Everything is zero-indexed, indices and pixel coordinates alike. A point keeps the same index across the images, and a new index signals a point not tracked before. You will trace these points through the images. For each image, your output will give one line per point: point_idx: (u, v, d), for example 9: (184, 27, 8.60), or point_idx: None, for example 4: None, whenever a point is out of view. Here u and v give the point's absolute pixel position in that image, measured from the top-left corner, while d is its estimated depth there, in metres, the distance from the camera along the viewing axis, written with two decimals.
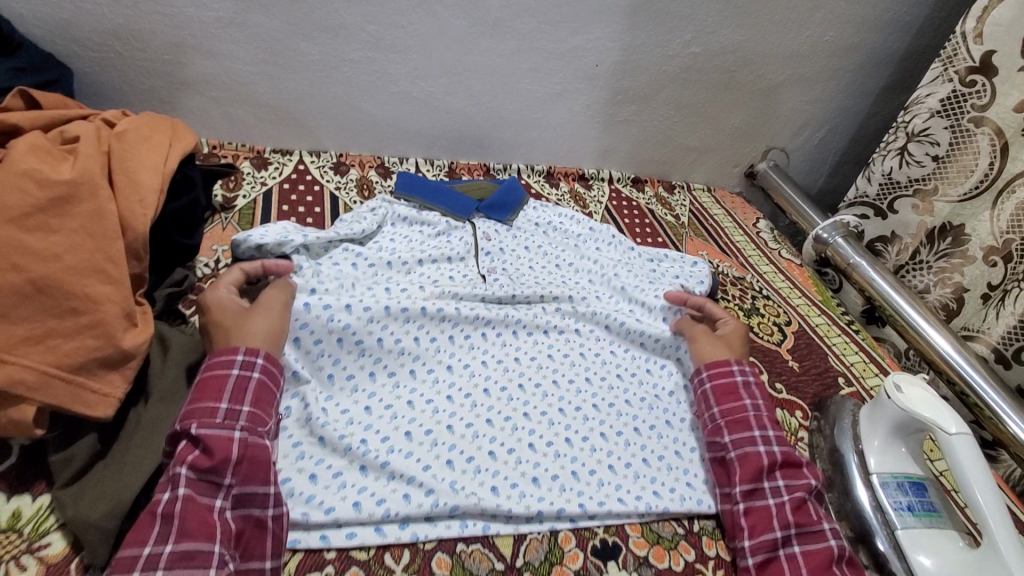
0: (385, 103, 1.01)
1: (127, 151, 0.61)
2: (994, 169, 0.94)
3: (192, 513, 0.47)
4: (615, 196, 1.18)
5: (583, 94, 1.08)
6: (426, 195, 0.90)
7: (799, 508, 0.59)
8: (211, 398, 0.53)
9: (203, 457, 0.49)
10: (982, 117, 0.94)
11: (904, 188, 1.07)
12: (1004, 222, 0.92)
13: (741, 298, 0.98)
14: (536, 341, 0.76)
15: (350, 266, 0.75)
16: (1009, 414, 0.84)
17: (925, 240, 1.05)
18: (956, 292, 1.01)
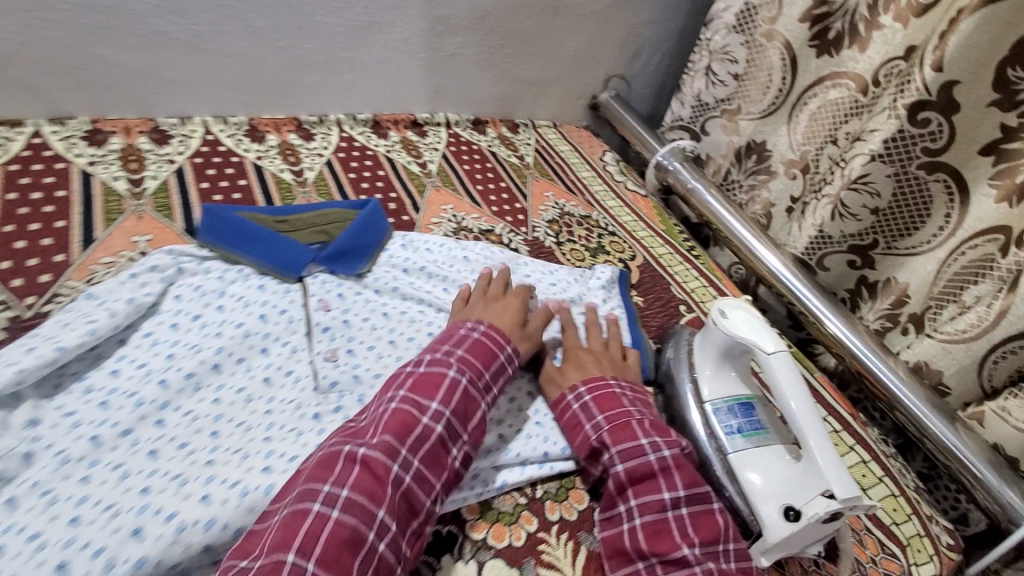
0: (139, 49, 0.80)
1: None
2: (786, 84, 0.98)
3: (439, 446, 0.52)
4: (454, 141, 1.08)
5: (395, 26, 0.94)
6: (237, 242, 0.69)
7: (659, 534, 0.53)
8: (484, 359, 0.59)
9: (465, 406, 0.55)
10: (772, 31, 0.97)
11: (713, 109, 1.10)
12: (800, 136, 0.97)
13: (586, 237, 0.95)
14: (369, 328, 0.67)
15: (101, 377, 0.54)
16: (829, 320, 0.89)
17: (734, 160, 1.09)
18: (765, 209, 1.05)
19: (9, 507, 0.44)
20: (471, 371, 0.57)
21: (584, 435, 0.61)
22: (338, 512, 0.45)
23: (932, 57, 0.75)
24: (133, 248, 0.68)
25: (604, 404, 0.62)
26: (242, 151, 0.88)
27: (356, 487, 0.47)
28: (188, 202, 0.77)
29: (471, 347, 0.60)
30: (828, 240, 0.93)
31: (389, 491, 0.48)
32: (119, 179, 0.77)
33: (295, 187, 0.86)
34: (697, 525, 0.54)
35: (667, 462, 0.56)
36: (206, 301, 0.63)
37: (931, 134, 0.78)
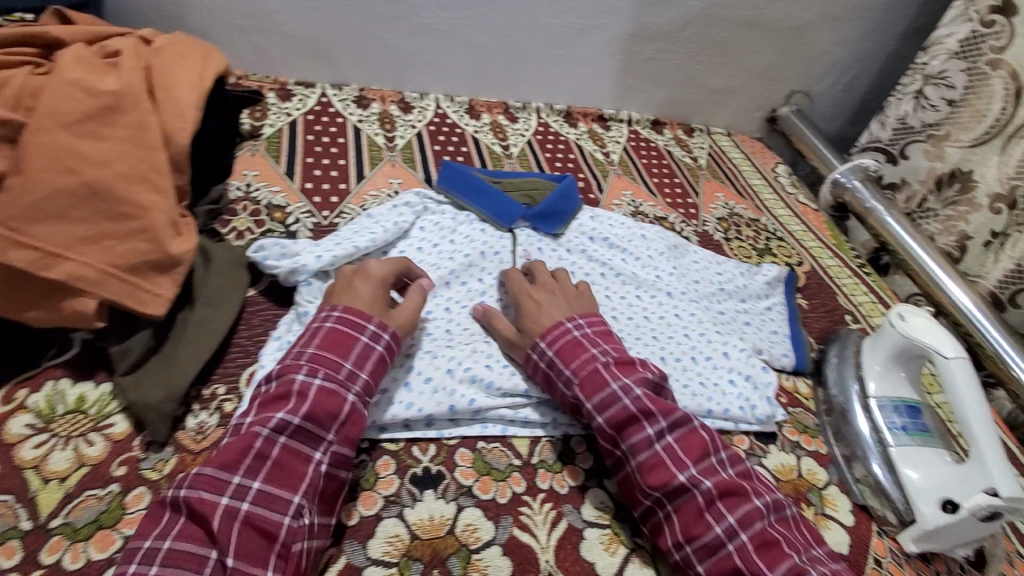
0: (407, 34, 1.00)
1: (164, 66, 0.69)
2: (1008, 112, 0.95)
3: (282, 459, 0.49)
4: (634, 138, 1.17)
5: (607, 29, 1.06)
6: (467, 193, 0.85)
7: (655, 467, 0.54)
8: (336, 353, 0.54)
9: (326, 409, 0.51)
10: (999, 59, 0.96)
11: (918, 133, 1.07)
12: (1013, 167, 0.93)
13: (755, 238, 1.00)
14: (562, 280, 0.80)
15: None
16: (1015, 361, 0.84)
17: (933, 187, 1.06)
18: (960, 240, 1.01)
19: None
20: (319, 368, 0.52)
21: (562, 394, 0.60)
22: (157, 566, 0.42)
23: None
24: (390, 188, 0.87)
25: (565, 355, 0.60)
26: (463, 125, 1.05)
27: (180, 533, 0.44)
28: (426, 160, 0.95)
29: (324, 341, 0.54)
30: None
31: (220, 526, 0.45)
32: (379, 135, 0.97)
33: (503, 157, 1.01)
34: (685, 447, 0.55)
35: (642, 401, 0.56)
36: (442, 235, 0.80)
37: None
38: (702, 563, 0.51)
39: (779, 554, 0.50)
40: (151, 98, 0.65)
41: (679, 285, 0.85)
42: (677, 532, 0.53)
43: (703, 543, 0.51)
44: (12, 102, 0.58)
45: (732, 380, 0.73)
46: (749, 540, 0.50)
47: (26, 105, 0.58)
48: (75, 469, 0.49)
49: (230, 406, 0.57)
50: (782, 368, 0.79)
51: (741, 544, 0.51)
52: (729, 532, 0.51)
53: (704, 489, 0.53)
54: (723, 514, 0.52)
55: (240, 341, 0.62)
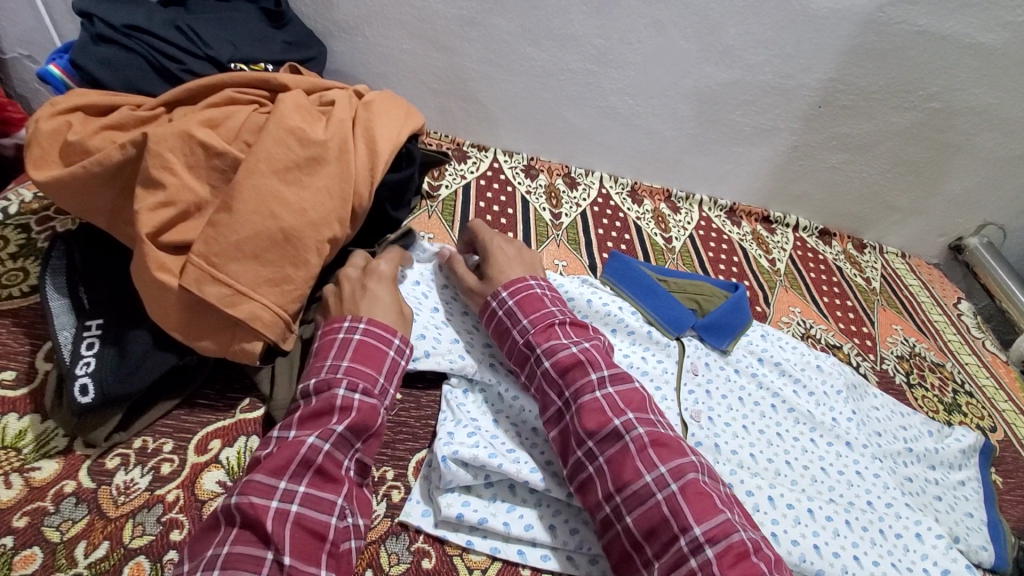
0: (589, 115, 1.00)
1: (371, 120, 0.64)
2: None
3: (325, 464, 0.48)
4: (800, 245, 1.09)
5: (794, 134, 1.01)
6: (636, 290, 0.81)
7: (591, 411, 0.55)
8: (371, 365, 0.54)
9: (363, 416, 0.51)
10: None
11: None
12: None
13: (940, 388, 0.88)
14: (730, 407, 0.74)
15: None
16: None
17: None
18: None
19: (494, 427, 0.60)
20: (367, 375, 0.53)
21: (513, 340, 0.62)
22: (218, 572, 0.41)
23: None
24: (555, 270, 0.85)
25: (525, 307, 0.62)
26: (626, 210, 1.03)
27: (240, 538, 0.43)
28: (591, 245, 0.92)
29: (361, 350, 0.54)
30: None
31: (275, 528, 0.44)
32: (546, 210, 0.96)
33: (666, 251, 0.97)
34: (624, 399, 0.56)
35: (589, 351, 0.59)
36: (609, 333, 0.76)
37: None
38: (630, 514, 0.50)
39: (710, 506, 0.49)
40: (357, 150, 0.61)
41: (857, 435, 0.75)
42: (609, 482, 0.52)
43: (634, 491, 0.51)
44: (232, 136, 0.57)
45: (927, 569, 0.63)
46: (679, 489, 0.50)
47: (243, 140, 0.57)
48: None
49: (397, 495, 0.55)
50: (982, 564, 0.67)
51: (671, 495, 0.50)
52: (660, 482, 0.50)
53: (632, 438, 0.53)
54: (653, 460, 0.51)
55: (410, 422, 0.61)
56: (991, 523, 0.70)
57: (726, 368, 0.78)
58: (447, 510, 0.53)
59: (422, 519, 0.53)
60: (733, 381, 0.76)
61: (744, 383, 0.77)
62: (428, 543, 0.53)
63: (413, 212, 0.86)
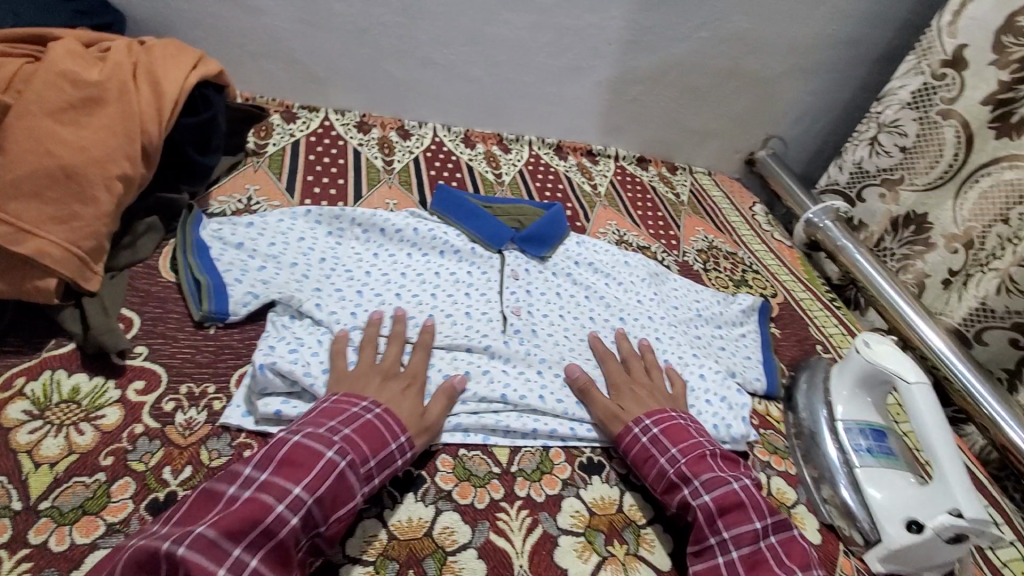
0: (409, 68, 1.07)
1: (155, 66, 0.66)
2: (958, 160, 1.01)
3: (343, 497, 0.51)
4: (620, 172, 1.23)
5: (596, 71, 1.13)
6: (459, 216, 0.89)
7: (696, 454, 0.62)
8: (417, 424, 0.59)
9: (384, 462, 0.55)
10: (950, 110, 1.01)
11: (873, 177, 1.14)
12: (966, 212, 1.00)
13: (731, 270, 1.05)
14: (549, 301, 0.83)
15: (371, 296, 0.74)
16: (987, 400, 0.84)
17: (890, 228, 1.13)
18: (918, 279, 1.08)
19: (318, 342, 0.65)
20: (354, 454, 0.52)
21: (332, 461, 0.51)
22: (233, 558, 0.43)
23: None
24: (385, 207, 0.91)
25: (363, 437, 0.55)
26: (459, 153, 1.11)
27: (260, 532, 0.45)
28: (423, 184, 0.99)
29: (360, 428, 0.55)
30: (988, 314, 0.94)
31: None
32: (378, 158, 1.02)
33: (495, 185, 1.06)
34: (681, 432, 0.65)
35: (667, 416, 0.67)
36: (437, 251, 0.83)
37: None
38: (728, 531, 0.57)
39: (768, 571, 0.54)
40: (140, 93, 0.64)
41: (655, 310, 0.88)
42: (711, 507, 0.58)
43: (741, 528, 0.57)
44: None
45: (706, 401, 0.76)
46: (778, 540, 0.57)
47: (13, 88, 0.57)
48: (65, 456, 0.52)
49: (219, 404, 0.59)
50: (755, 392, 0.81)
51: (732, 560, 0.56)
52: (727, 548, 0.56)
53: (740, 486, 0.60)
54: (720, 528, 0.57)
55: (233, 344, 0.65)
56: (765, 363, 0.85)
57: (546, 272, 0.88)
58: (264, 408, 0.57)
59: (243, 419, 0.58)
60: (551, 281, 0.87)
61: (562, 284, 0.87)
62: (251, 438, 0.57)
63: (238, 168, 0.89)
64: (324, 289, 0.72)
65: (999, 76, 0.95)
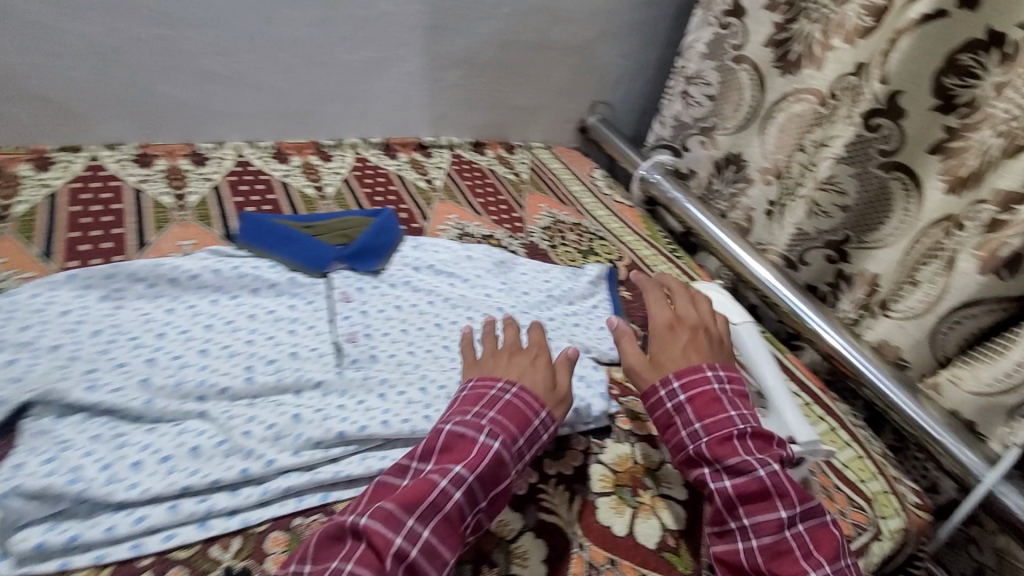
0: (188, 85, 0.94)
1: None
2: (756, 100, 1.07)
3: (415, 567, 0.48)
4: (456, 161, 1.19)
5: (406, 61, 1.07)
6: (271, 244, 0.79)
7: (717, 427, 0.60)
8: (476, 461, 0.54)
9: (449, 523, 0.50)
10: (740, 55, 1.08)
11: (692, 128, 1.19)
12: (771, 147, 1.05)
13: (577, 242, 1.06)
14: (388, 317, 0.76)
15: (165, 360, 0.63)
16: (809, 317, 0.92)
17: (715, 172, 1.17)
18: (746, 214, 1.12)
19: (93, 440, 0.54)
20: (503, 434, 0.56)
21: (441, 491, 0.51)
22: None
23: (878, 72, 0.82)
24: (179, 251, 0.79)
25: (409, 501, 0.50)
26: (270, 171, 0.99)
27: None
28: (228, 212, 0.88)
29: (504, 410, 0.58)
30: (806, 237, 0.96)
31: (392, 566, 0.47)
32: (166, 194, 0.88)
33: (317, 200, 0.96)
34: (705, 402, 0.62)
35: (731, 389, 0.63)
36: (248, 290, 0.73)
37: (884, 136, 0.84)
38: (749, 518, 0.56)
39: (792, 565, 0.53)
40: None
41: (502, 300, 0.85)
42: (732, 491, 0.57)
43: (764, 518, 0.55)
44: None
45: None
46: (805, 529, 0.55)
47: None
48: None
49: None
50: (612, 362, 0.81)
51: (751, 548, 0.55)
52: (747, 536, 0.56)
53: (766, 472, 0.57)
54: (741, 515, 0.56)
55: None
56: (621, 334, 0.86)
57: (382, 286, 0.81)
58: (20, 545, 0.48)
59: None
60: (387, 292, 0.80)
61: (402, 295, 0.81)
62: None
63: None
64: (100, 366, 0.60)
65: (772, 19, 1.02)
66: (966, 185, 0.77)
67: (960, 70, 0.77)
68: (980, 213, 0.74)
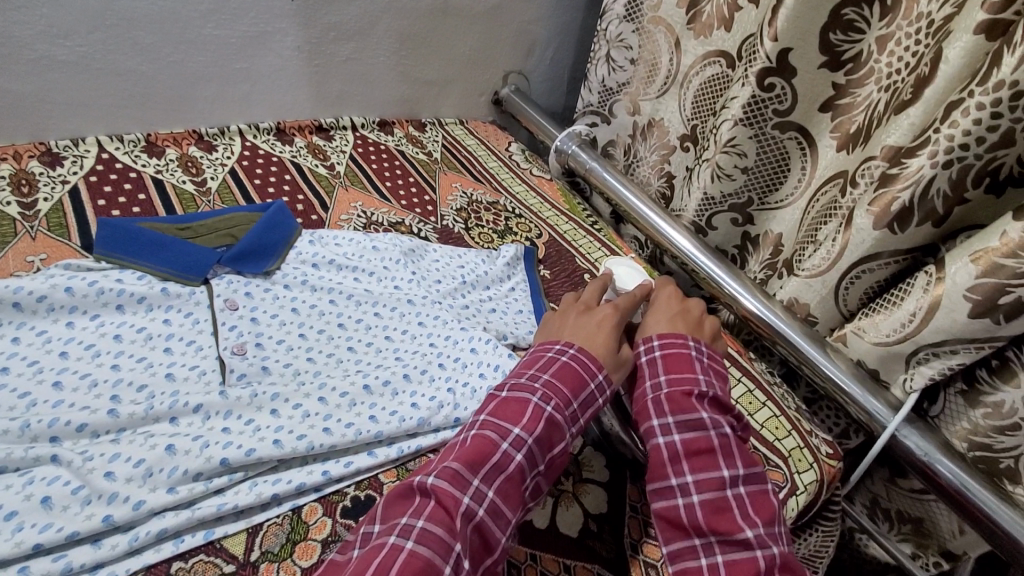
0: (23, 73, 0.80)
1: None
2: (674, 64, 1.04)
3: (484, 526, 0.49)
4: (361, 143, 1.10)
5: (289, 35, 0.97)
6: (137, 251, 0.70)
7: (681, 389, 0.60)
8: (540, 414, 0.55)
9: (509, 484, 0.52)
10: (656, 16, 1.04)
11: (616, 93, 1.17)
12: (689, 110, 1.03)
13: (494, 221, 1.01)
14: (282, 322, 0.70)
15: (13, 399, 0.55)
16: (725, 280, 0.93)
17: (637, 137, 1.16)
18: (667, 179, 1.11)
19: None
20: (557, 398, 0.56)
21: (504, 454, 0.52)
22: (407, 547, 0.44)
23: (768, 31, 0.80)
24: (28, 268, 0.69)
25: (471, 464, 0.51)
26: (139, 167, 0.88)
27: (410, 554, 0.44)
28: (85, 221, 0.76)
29: (560, 372, 0.59)
30: (713, 201, 0.97)
31: (462, 525, 0.48)
32: (11, 204, 0.77)
33: (198, 197, 0.86)
34: (670, 363, 0.63)
35: (704, 361, 0.64)
36: (113, 308, 0.65)
37: (778, 97, 0.84)
38: (694, 473, 0.56)
39: (730, 521, 0.54)
40: None
41: (412, 292, 0.80)
42: (681, 447, 0.57)
43: (709, 476, 0.55)
44: None
45: (482, 374, 0.68)
46: (746, 491, 0.56)
47: None
48: None
49: None
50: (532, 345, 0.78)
51: (691, 504, 0.55)
52: (688, 492, 0.55)
53: (717, 434, 0.57)
54: (685, 470, 0.56)
55: None
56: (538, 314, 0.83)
57: (275, 288, 0.74)
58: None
59: None
60: (280, 293, 0.73)
61: (298, 296, 0.74)
62: None
63: None
64: None
65: None
66: (857, 141, 0.78)
67: (844, 25, 0.76)
68: (870, 171, 0.75)
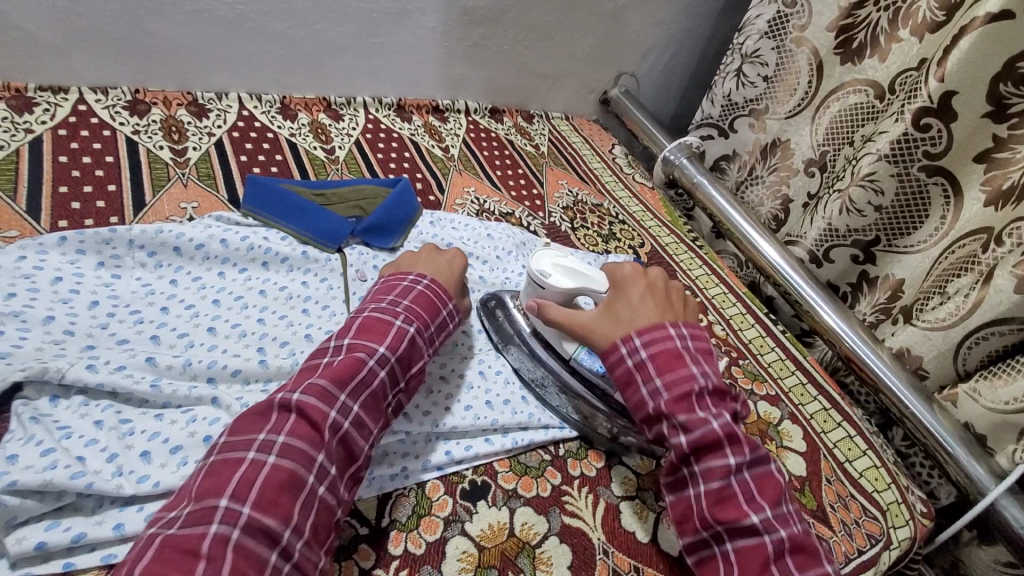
0: (186, 23, 0.83)
1: None
2: (812, 86, 1.00)
3: (350, 438, 0.48)
4: (473, 128, 1.12)
5: (426, 15, 0.98)
6: (281, 212, 0.73)
7: (673, 382, 0.54)
8: (378, 338, 0.53)
9: (371, 398, 0.50)
10: (802, 38, 0.99)
11: (742, 108, 1.12)
12: (821, 136, 1.00)
13: (598, 224, 1.01)
14: None
15: (172, 338, 0.58)
16: (830, 317, 0.90)
17: (760, 155, 1.11)
18: (783, 204, 1.08)
19: (95, 427, 0.49)
20: (418, 321, 0.56)
21: (370, 368, 0.51)
22: (273, 457, 0.43)
23: (936, 71, 0.78)
24: (182, 214, 0.73)
25: (341, 377, 0.49)
26: (276, 128, 0.92)
27: (284, 448, 0.44)
28: (231, 176, 0.81)
29: (416, 299, 0.58)
30: (836, 234, 0.95)
31: (329, 437, 0.46)
32: (163, 149, 0.81)
33: (328, 164, 0.90)
34: (659, 353, 0.56)
35: (694, 346, 0.57)
36: (258, 263, 0.68)
37: (932, 138, 0.81)
38: (699, 467, 0.52)
39: (735, 509, 0.50)
40: None
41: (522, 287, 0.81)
42: (683, 448, 0.52)
43: (713, 465, 0.51)
44: None
45: None
46: (750, 477, 0.52)
47: None
48: None
49: None
50: None
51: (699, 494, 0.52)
52: (697, 483, 0.52)
53: (720, 424, 0.52)
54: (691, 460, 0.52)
55: None
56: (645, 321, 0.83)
57: None
58: (18, 546, 0.43)
59: None
60: None
61: None
62: None
63: None
64: (102, 343, 0.55)
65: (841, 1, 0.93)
66: (1008, 199, 0.74)
67: (1018, 78, 0.72)
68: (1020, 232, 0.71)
